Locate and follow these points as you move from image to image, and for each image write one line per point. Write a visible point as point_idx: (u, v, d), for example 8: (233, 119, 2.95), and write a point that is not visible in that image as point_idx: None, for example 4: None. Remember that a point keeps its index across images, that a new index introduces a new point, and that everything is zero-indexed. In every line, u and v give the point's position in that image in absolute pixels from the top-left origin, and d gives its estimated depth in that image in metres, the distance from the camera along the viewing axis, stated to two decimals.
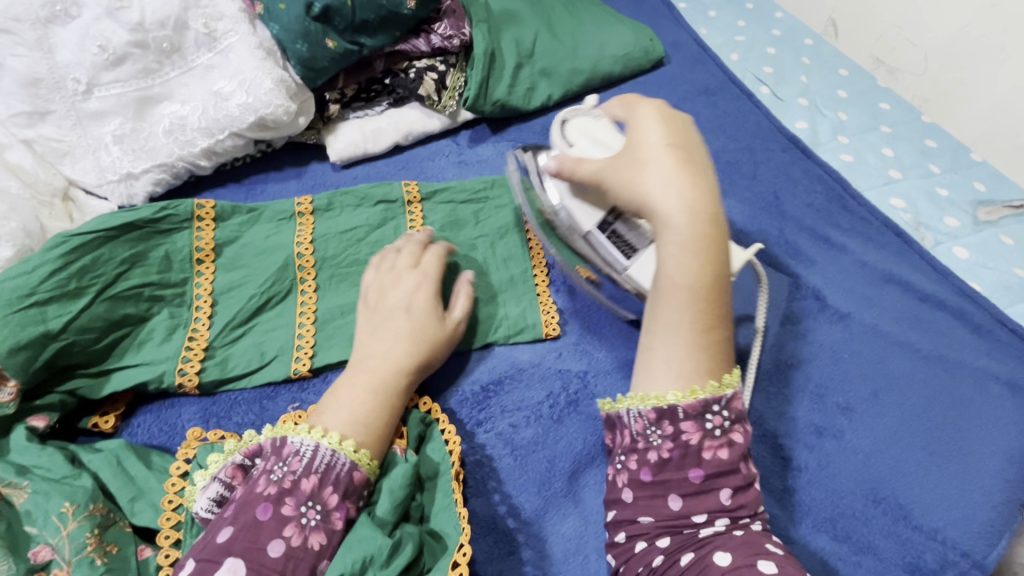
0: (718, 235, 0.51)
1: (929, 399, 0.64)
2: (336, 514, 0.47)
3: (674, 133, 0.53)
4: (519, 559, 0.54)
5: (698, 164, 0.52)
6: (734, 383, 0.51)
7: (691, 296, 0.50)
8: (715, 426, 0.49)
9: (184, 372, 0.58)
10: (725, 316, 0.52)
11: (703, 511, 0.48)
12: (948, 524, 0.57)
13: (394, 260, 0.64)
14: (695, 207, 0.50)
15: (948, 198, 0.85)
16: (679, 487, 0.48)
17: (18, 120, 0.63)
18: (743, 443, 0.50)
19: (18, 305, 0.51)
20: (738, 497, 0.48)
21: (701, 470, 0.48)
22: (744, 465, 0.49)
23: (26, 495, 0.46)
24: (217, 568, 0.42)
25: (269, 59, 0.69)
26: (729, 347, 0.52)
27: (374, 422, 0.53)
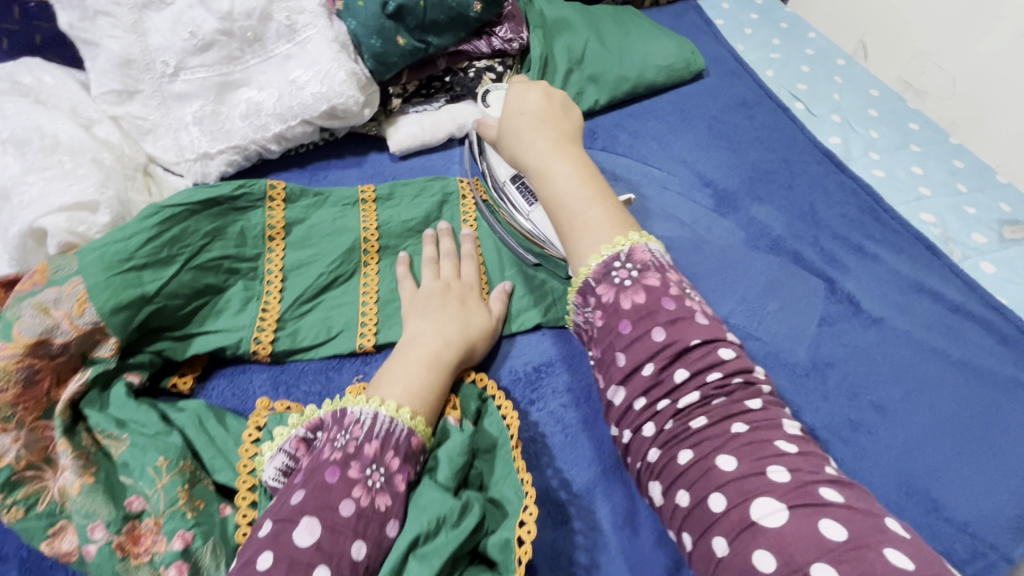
0: (574, 155, 0.55)
1: (959, 402, 0.67)
2: (399, 476, 0.48)
3: (527, 96, 0.60)
4: (571, 528, 0.56)
5: (544, 115, 0.58)
6: (635, 241, 0.49)
7: (562, 201, 0.52)
8: (622, 279, 0.48)
9: (258, 341, 0.61)
10: (608, 203, 0.53)
11: (651, 363, 0.45)
12: (977, 518, 0.60)
13: (436, 270, 0.67)
14: (543, 146, 0.55)
15: (975, 216, 0.88)
16: (622, 345, 0.46)
17: (109, 98, 0.67)
18: (664, 284, 0.47)
19: (119, 268, 0.54)
20: (674, 333, 0.45)
21: (632, 322, 0.46)
22: (668, 302, 0.46)
23: (123, 447, 0.50)
24: (295, 528, 0.42)
25: (343, 52, 0.73)
26: (623, 221, 0.52)
27: (430, 395, 0.55)
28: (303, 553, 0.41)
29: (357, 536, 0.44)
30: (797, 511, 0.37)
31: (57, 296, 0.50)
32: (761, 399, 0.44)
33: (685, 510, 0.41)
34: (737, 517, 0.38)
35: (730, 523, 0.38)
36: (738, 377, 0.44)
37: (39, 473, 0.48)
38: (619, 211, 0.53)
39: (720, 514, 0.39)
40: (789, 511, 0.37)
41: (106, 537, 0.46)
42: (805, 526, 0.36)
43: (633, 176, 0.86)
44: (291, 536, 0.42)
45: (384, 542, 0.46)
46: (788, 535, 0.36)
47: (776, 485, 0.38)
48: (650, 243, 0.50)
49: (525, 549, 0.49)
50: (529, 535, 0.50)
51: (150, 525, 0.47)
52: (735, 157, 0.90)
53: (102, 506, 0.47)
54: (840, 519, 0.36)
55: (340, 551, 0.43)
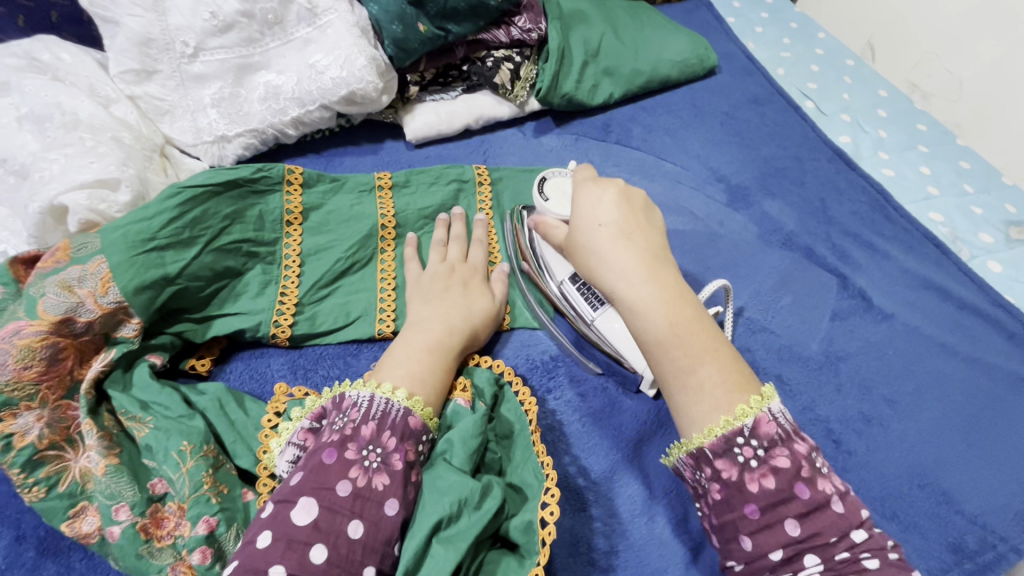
0: (668, 284, 0.51)
1: (967, 397, 0.68)
2: (396, 456, 0.48)
3: (602, 203, 0.56)
4: (590, 515, 0.56)
5: (628, 229, 0.54)
6: (759, 409, 0.45)
7: (665, 348, 0.49)
8: (746, 458, 0.44)
9: (278, 324, 0.61)
10: (717, 352, 0.48)
11: (780, 548, 0.42)
12: (986, 510, 0.61)
13: (444, 252, 0.67)
14: (635, 274, 0.52)
15: (982, 216, 0.89)
16: (745, 528, 0.44)
17: (127, 77, 0.66)
18: (796, 463, 0.44)
19: (142, 248, 0.53)
20: (810, 524, 0.42)
21: (755, 505, 0.43)
22: (801, 488, 0.43)
23: (147, 430, 0.49)
24: (293, 508, 0.43)
25: (364, 38, 0.72)
26: (739, 375, 0.48)
27: (431, 379, 0.55)
28: (299, 531, 0.42)
29: (354, 516, 0.44)
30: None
31: (81, 274, 0.50)
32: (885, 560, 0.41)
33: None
34: None
35: None
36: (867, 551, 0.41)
37: (61, 453, 0.47)
38: (729, 360, 0.48)
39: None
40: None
41: (131, 519, 0.46)
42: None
43: (647, 169, 0.86)
44: (289, 516, 0.43)
45: (383, 523, 0.44)
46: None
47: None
48: (772, 404, 0.46)
49: (548, 530, 0.49)
50: (551, 515, 0.49)
51: (174, 508, 0.47)
52: (747, 153, 0.91)
53: (126, 488, 0.46)
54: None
55: (337, 530, 0.43)
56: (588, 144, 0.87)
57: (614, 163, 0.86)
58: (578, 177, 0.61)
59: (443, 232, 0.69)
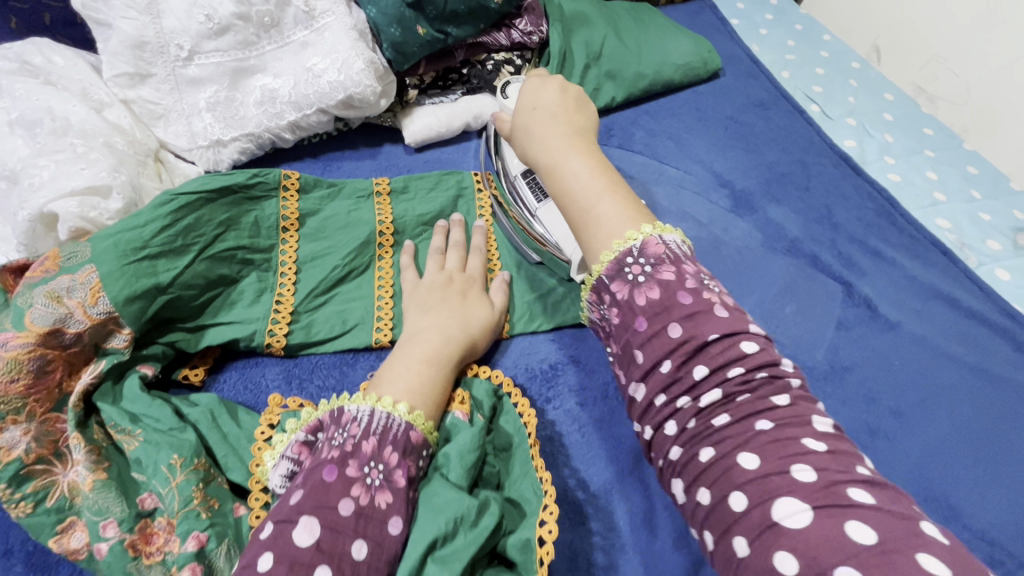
0: (586, 149, 0.53)
1: (976, 410, 0.67)
2: (398, 472, 0.47)
3: (542, 93, 0.58)
4: (589, 529, 0.55)
5: (556, 109, 0.57)
6: (648, 233, 0.47)
7: (574, 197, 0.51)
8: (636, 275, 0.46)
9: (273, 333, 0.60)
10: (620, 194, 0.50)
11: (669, 358, 0.43)
12: (995, 526, 0.60)
13: (441, 260, 0.66)
14: (553, 139, 0.54)
15: (990, 222, 0.88)
16: (639, 340, 0.45)
17: (120, 81, 0.65)
18: (680, 277, 0.45)
19: (133, 256, 0.52)
20: (693, 331, 0.43)
21: (644, 320, 0.45)
22: (685, 297, 0.44)
23: (137, 443, 0.48)
24: (294, 528, 0.41)
25: (361, 41, 0.71)
26: (638, 213, 0.49)
27: (431, 391, 0.53)
28: (303, 553, 0.40)
29: (358, 535, 0.42)
30: (821, 512, 0.35)
31: (70, 284, 0.49)
32: (788, 395, 0.41)
33: (706, 508, 0.39)
34: (758, 517, 0.36)
35: (752, 522, 0.36)
36: (762, 372, 0.42)
37: (49, 467, 0.46)
38: (631, 202, 0.50)
39: (740, 515, 0.37)
40: (813, 510, 0.35)
41: (118, 536, 0.45)
42: (832, 530, 0.34)
43: (649, 174, 0.85)
44: (290, 537, 0.41)
45: (386, 542, 0.44)
46: (813, 539, 0.34)
47: (800, 485, 0.36)
48: (665, 234, 0.47)
49: (547, 549, 0.48)
50: (550, 534, 0.49)
51: (163, 524, 0.46)
52: (751, 157, 0.89)
53: (114, 503, 0.45)
54: (870, 523, 0.34)
55: (340, 551, 0.41)
56: None
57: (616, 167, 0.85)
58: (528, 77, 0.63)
59: (440, 238, 0.68)
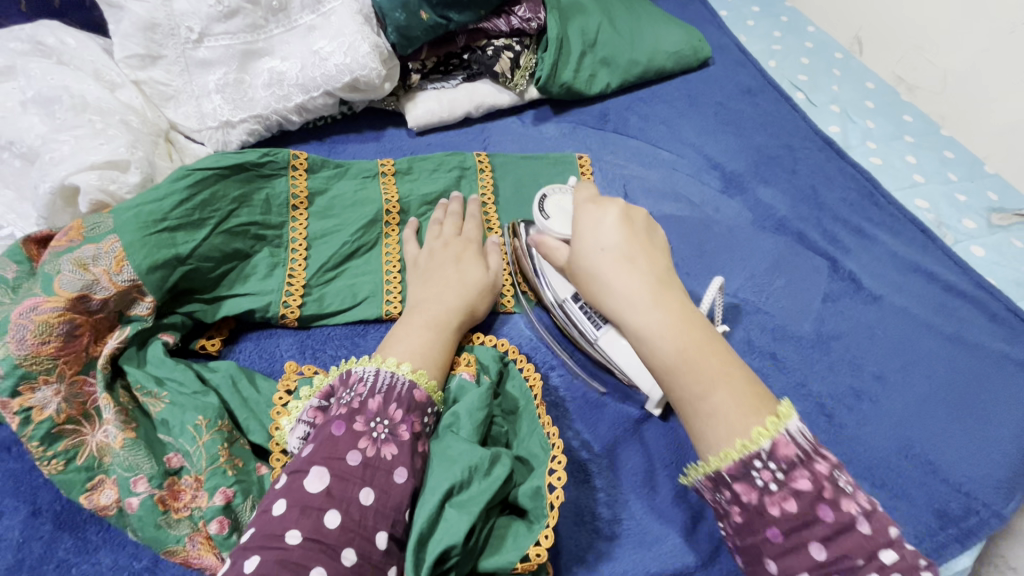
0: (676, 306, 0.48)
1: (952, 374, 0.71)
2: (403, 427, 0.49)
3: (605, 225, 0.53)
4: (593, 486, 0.58)
5: (631, 252, 0.51)
6: (774, 430, 0.42)
7: (676, 376, 0.46)
8: (766, 482, 0.42)
9: (287, 305, 0.62)
10: (732, 370, 0.45)
11: (808, 572, 0.40)
12: (971, 479, 0.64)
13: (439, 230, 0.68)
14: (639, 300, 0.48)
15: (966, 203, 0.93)
16: (769, 550, 0.42)
17: (131, 62, 0.67)
18: (818, 484, 0.41)
19: (153, 228, 0.54)
20: (834, 545, 0.40)
21: (777, 529, 0.41)
22: (825, 510, 0.41)
23: (163, 405, 0.50)
24: (305, 477, 0.44)
25: (367, 25, 0.73)
26: (755, 395, 0.44)
27: (433, 353, 0.56)
28: (313, 497, 0.43)
29: (365, 483, 0.45)
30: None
31: (95, 252, 0.51)
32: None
33: None
34: None
35: None
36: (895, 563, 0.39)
37: (78, 427, 0.48)
38: (743, 379, 0.45)
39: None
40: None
41: (149, 491, 0.47)
42: None
43: (644, 157, 0.88)
44: (302, 484, 0.44)
45: (393, 490, 0.46)
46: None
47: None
48: (789, 422, 0.43)
49: (556, 494, 0.51)
50: (559, 480, 0.51)
51: (190, 481, 0.48)
52: (740, 142, 0.93)
53: (144, 461, 0.47)
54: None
55: (349, 496, 0.44)
56: (587, 132, 0.89)
57: (612, 151, 0.88)
58: (578, 197, 0.57)
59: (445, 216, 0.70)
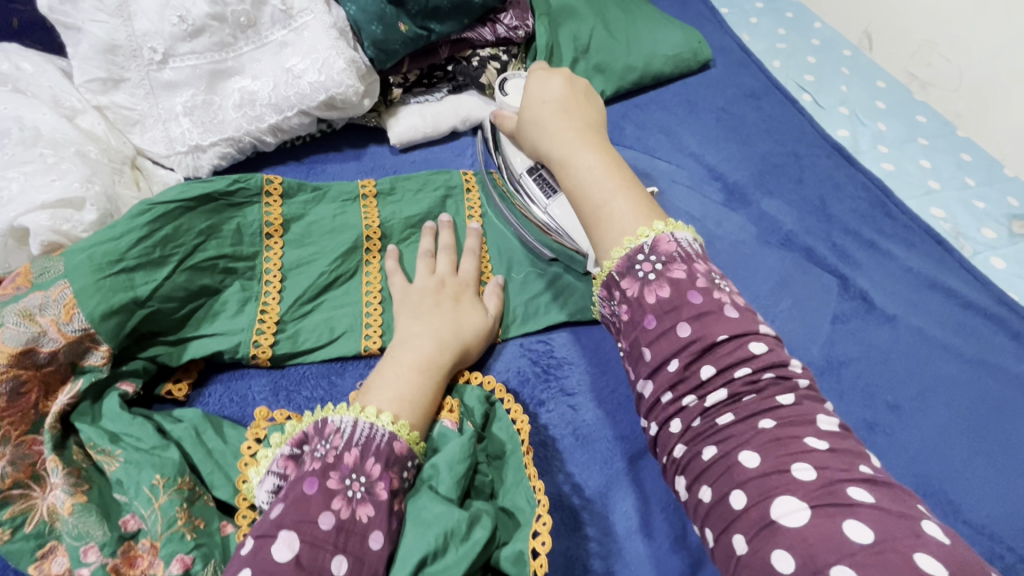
0: (598, 144, 0.57)
1: (974, 401, 0.66)
2: (381, 484, 0.46)
3: (550, 83, 0.61)
4: (585, 535, 0.54)
5: (566, 105, 0.60)
6: (659, 231, 0.49)
7: (589, 195, 0.54)
8: (646, 272, 0.47)
9: (258, 344, 0.58)
10: (633, 192, 0.53)
11: (678, 358, 0.44)
12: (994, 519, 0.59)
13: (432, 264, 0.64)
14: (566, 138, 0.57)
15: (984, 210, 0.87)
16: (647, 339, 0.46)
17: (92, 86, 0.63)
18: (690, 276, 0.47)
19: (108, 270, 0.50)
20: (701, 329, 0.44)
21: (653, 317, 0.46)
22: (695, 297, 0.46)
23: (117, 464, 0.47)
24: (273, 543, 0.40)
25: (342, 40, 0.69)
26: (648, 211, 0.52)
27: (419, 401, 0.52)
28: (281, 568, 0.39)
29: (337, 550, 0.41)
30: (819, 511, 0.35)
31: (43, 301, 0.47)
32: (794, 394, 0.42)
33: (708, 506, 0.40)
34: (757, 516, 0.37)
35: (751, 520, 0.37)
36: (769, 372, 0.43)
37: (26, 491, 0.45)
38: (643, 199, 0.53)
39: (740, 512, 0.38)
40: (810, 509, 0.36)
41: (100, 560, 0.43)
42: (828, 527, 0.35)
43: (641, 169, 0.84)
44: (269, 552, 0.40)
45: (368, 557, 0.43)
46: (809, 537, 0.35)
47: (799, 483, 0.37)
48: (676, 230, 0.49)
49: (540, 561, 0.48)
50: (542, 545, 0.48)
51: (147, 546, 0.45)
52: (743, 150, 0.88)
53: (95, 527, 0.44)
54: (867, 521, 0.34)
55: (320, 567, 0.40)
56: None
57: None
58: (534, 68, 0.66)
59: (429, 242, 0.66)
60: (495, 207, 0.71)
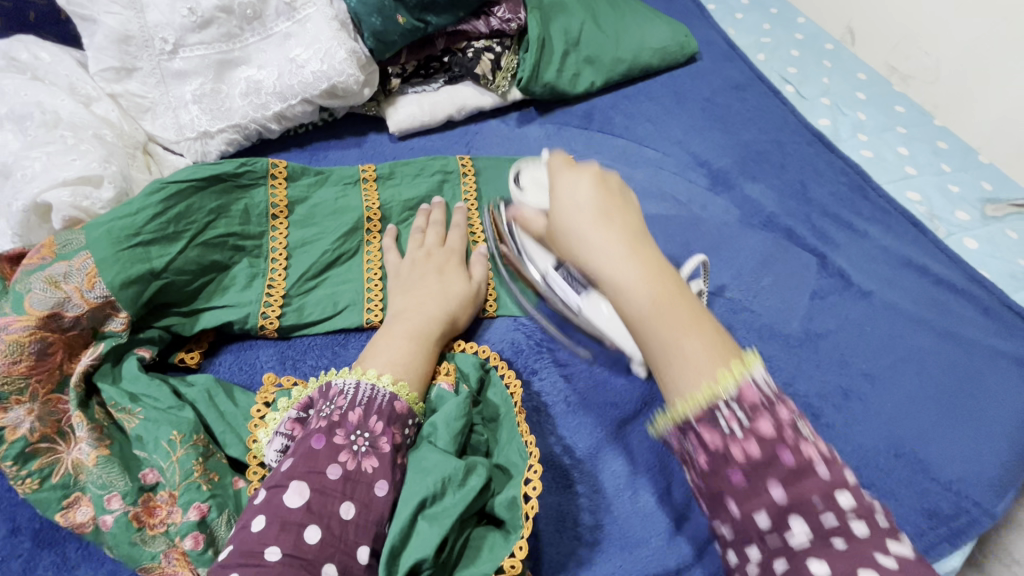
0: (650, 257, 0.46)
1: (944, 370, 0.70)
2: (384, 439, 0.49)
3: (581, 183, 0.50)
4: (575, 492, 0.58)
5: (606, 205, 0.48)
6: (741, 374, 0.40)
7: (651, 327, 0.42)
8: (732, 427, 0.39)
9: (266, 316, 0.62)
10: (706, 325, 0.42)
11: (765, 513, 0.37)
12: (962, 477, 0.63)
13: (421, 239, 0.68)
14: (615, 251, 0.45)
15: (959, 194, 0.91)
16: (731, 495, 0.39)
17: (107, 75, 0.67)
18: (780, 429, 0.38)
19: (126, 243, 0.54)
20: (795, 489, 0.37)
21: (739, 472, 0.38)
22: (785, 453, 0.38)
23: (137, 420, 0.50)
24: (284, 491, 0.44)
25: (343, 31, 0.73)
26: (725, 346, 0.42)
27: (415, 365, 0.56)
28: (293, 513, 0.43)
29: (345, 497, 0.45)
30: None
31: (67, 270, 0.51)
32: (873, 523, 0.36)
33: None
34: None
35: None
36: (851, 503, 0.37)
37: (53, 446, 0.48)
38: (718, 333, 0.42)
39: None
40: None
41: (123, 508, 0.47)
42: None
43: (629, 156, 0.87)
44: (282, 500, 0.44)
45: (374, 504, 0.46)
46: None
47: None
48: (754, 369, 0.40)
49: (531, 504, 0.50)
50: (535, 490, 0.51)
51: (165, 497, 0.48)
52: (728, 138, 0.92)
53: (118, 478, 0.47)
54: None
55: (329, 511, 0.44)
56: (572, 132, 0.88)
57: (598, 150, 0.87)
58: (553, 161, 0.55)
59: (425, 221, 0.69)
60: (510, 294, 0.69)
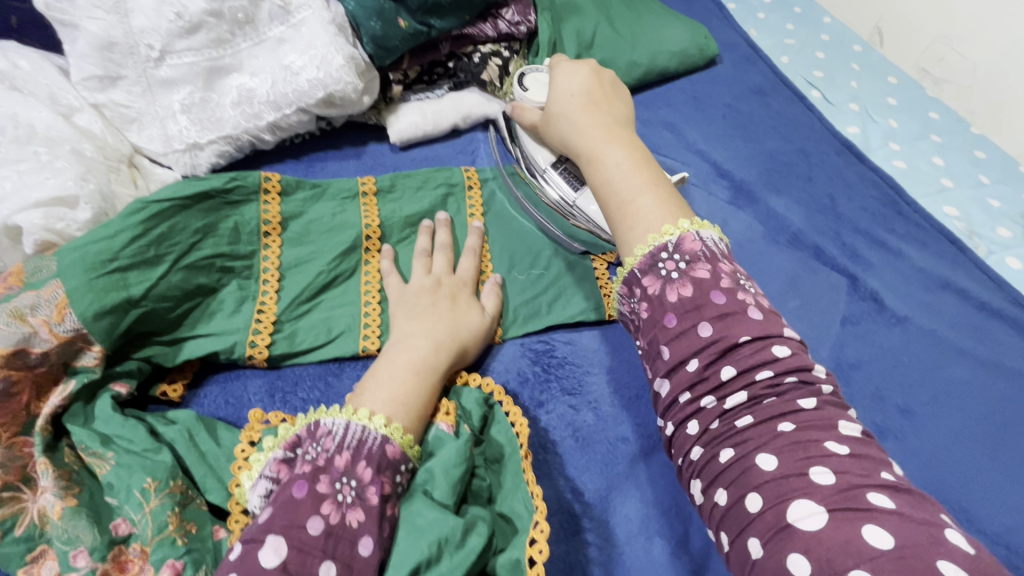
0: (629, 143, 0.57)
1: (988, 407, 0.64)
2: (371, 489, 0.44)
3: (575, 79, 0.64)
4: (584, 541, 0.53)
5: (593, 99, 0.62)
6: (684, 228, 0.49)
7: (615, 191, 0.54)
8: (670, 271, 0.47)
9: (254, 344, 0.57)
10: (658, 188, 0.53)
11: (695, 359, 0.44)
12: (1009, 528, 0.57)
13: (427, 263, 0.63)
14: (592, 132, 0.59)
15: (1000, 209, 0.85)
16: (666, 337, 0.46)
17: (90, 84, 0.62)
18: (715, 276, 0.47)
19: (101, 270, 0.50)
20: (723, 329, 0.44)
21: (672, 316, 0.46)
22: (717, 296, 0.46)
23: (109, 466, 0.47)
24: (259, 549, 0.39)
25: (341, 35, 0.68)
26: (674, 209, 0.51)
27: (414, 402, 0.51)
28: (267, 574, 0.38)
29: (326, 556, 0.40)
30: (836, 515, 0.35)
31: (34, 301, 0.47)
32: (817, 399, 0.42)
33: (722, 510, 0.40)
34: (772, 518, 0.37)
35: (766, 523, 0.37)
36: (792, 376, 0.43)
37: (16, 494, 0.44)
38: (668, 196, 0.53)
39: (755, 515, 0.38)
40: (828, 515, 0.35)
41: (90, 565, 0.42)
42: (846, 529, 0.35)
43: None
44: (256, 559, 0.39)
45: (357, 564, 0.41)
46: (826, 539, 0.35)
47: (819, 489, 0.37)
48: (700, 230, 0.49)
49: (537, 570, 0.46)
50: (540, 554, 0.46)
51: (137, 552, 0.44)
52: (751, 147, 0.86)
53: (85, 531, 0.43)
54: (888, 527, 0.34)
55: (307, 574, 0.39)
56: None
57: None
58: (554, 61, 0.67)
59: (429, 242, 0.65)
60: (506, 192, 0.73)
